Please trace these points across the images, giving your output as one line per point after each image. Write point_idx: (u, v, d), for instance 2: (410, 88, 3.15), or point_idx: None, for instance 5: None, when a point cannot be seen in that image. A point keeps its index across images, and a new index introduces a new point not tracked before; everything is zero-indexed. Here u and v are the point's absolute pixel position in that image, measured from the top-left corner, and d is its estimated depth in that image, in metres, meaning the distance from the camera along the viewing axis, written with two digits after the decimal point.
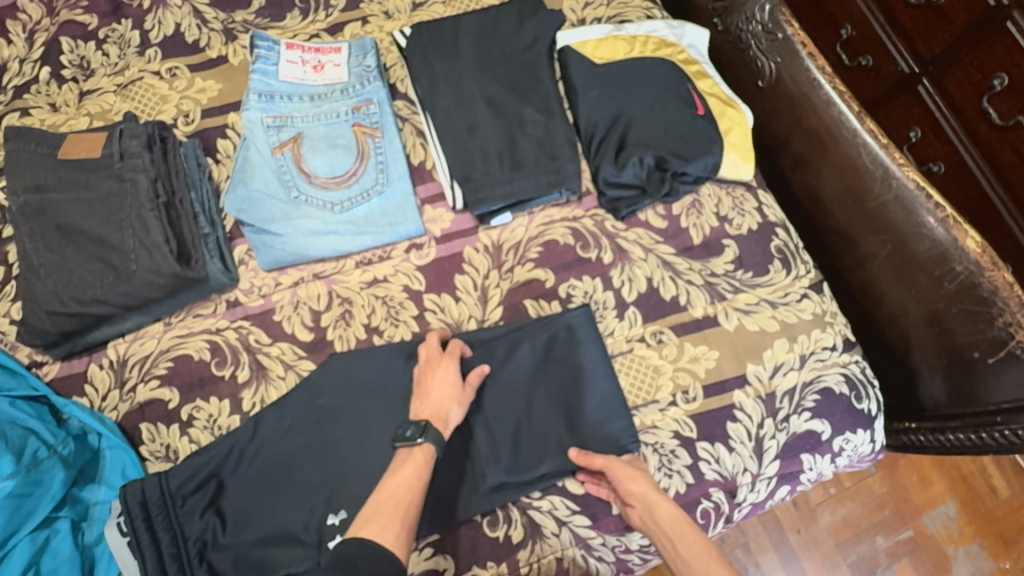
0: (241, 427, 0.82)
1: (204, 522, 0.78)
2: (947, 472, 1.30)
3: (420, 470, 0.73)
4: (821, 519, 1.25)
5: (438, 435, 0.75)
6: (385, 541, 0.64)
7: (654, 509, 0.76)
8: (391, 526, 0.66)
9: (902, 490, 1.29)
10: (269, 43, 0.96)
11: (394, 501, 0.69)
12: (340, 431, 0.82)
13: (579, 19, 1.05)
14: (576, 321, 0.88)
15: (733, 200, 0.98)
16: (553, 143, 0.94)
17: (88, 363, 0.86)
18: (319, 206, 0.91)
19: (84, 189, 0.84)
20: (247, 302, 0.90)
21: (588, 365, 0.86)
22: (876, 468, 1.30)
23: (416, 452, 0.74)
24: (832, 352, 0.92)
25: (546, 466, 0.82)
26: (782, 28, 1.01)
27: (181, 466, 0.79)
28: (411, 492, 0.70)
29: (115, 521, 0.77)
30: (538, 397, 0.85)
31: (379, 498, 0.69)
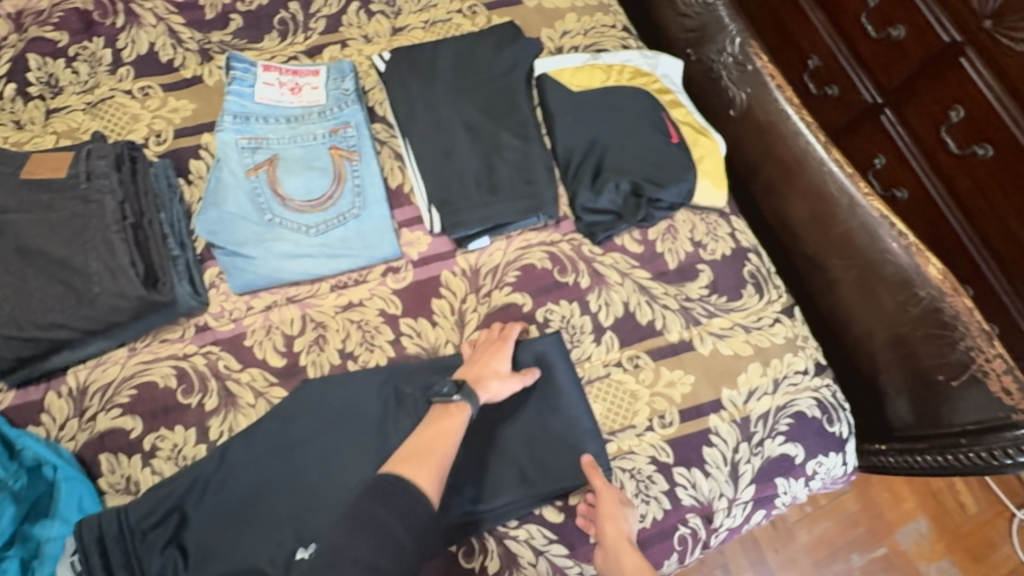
0: (207, 457, 0.79)
1: (164, 558, 0.74)
2: (918, 490, 1.33)
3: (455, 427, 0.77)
4: (797, 538, 1.26)
5: (472, 394, 0.79)
6: (421, 483, 0.69)
7: (621, 557, 0.75)
8: (427, 470, 0.70)
9: (875, 507, 1.31)
10: (245, 64, 0.95)
11: (428, 450, 0.73)
12: (310, 460, 0.80)
13: (557, 47, 1.07)
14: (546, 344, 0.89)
15: (707, 225, 0.99)
16: (530, 168, 0.95)
17: (45, 391, 0.83)
18: (293, 229, 0.90)
19: (47, 210, 0.81)
20: (217, 326, 0.88)
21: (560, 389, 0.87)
22: (850, 486, 1.32)
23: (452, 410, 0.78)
24: (804, 375, 0.93)
25: (511, 495, 0.81)
26: (751, 61, 1.05)
27: (141, 499, 0.76)
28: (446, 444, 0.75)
29: (68, 559, 0.73)
30: (509, 422, 0.85)
31: (415, 446, 0.74)
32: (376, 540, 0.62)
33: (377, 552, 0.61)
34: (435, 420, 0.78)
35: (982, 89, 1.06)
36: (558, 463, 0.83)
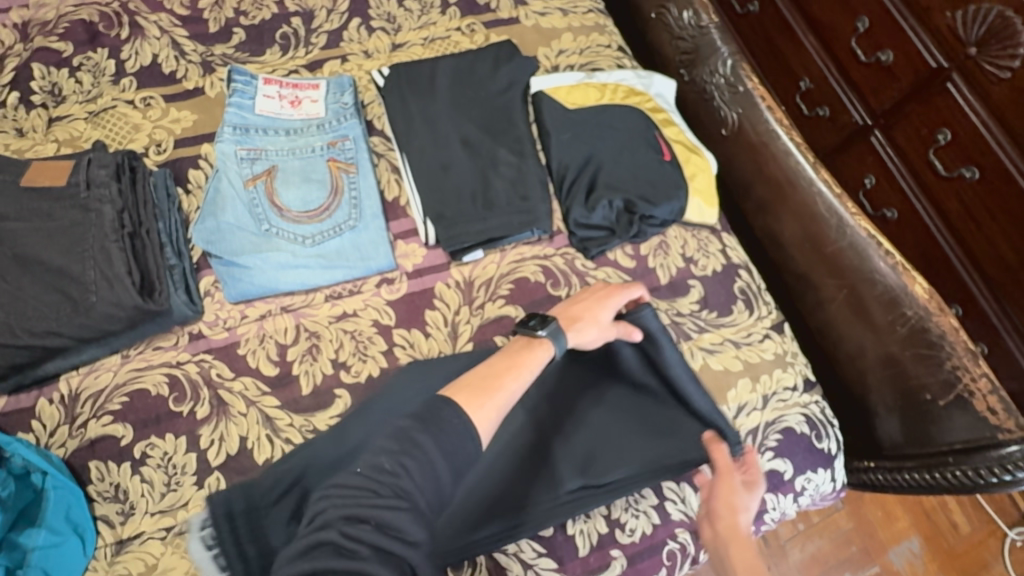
0: (324, 438, 0.81)
1: (289, 533, 0.75)
2: (910, 508, 1.33)
3: (535, 363, 0.77)
4: (791, 556, 1.26)
5: (557, 333, 0.81)
6: (473, 418, 0.64)
7: (727, 543, 0.75)
8: (481, 406, 0.66)
9: (868, 526, 1.31)
10: (245, 77, 0.97)
11: (497, 384, 0.70)
12: None
13: (553, 66, 1.09)
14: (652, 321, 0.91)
15: (698, 242, 1.00)
16: (526, 183, 0.96)
17: (36, 398, 0.83)
18: (290, 240, 0.91)
19: (46, 218, 0.81)
20: (211, 335, 0.88)
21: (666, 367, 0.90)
22: (843, 504, 1.32)
23: (537, 343, 0.79)
24: (793, 392, 0.94)
25: (621, 471, 0.83)
26: (743, 83, 1.08)
27: (265, 475, 0.78)
28: (515, 383, 0.72)
29: (198, 535, 0.76)
30: (625, 399, 0.88)
31: (484, 377, 0.71)
32: (420, 470, 0.57)
33: (418, 489, 0.57)
34: (520, 347, 0.78)
35: (967, 112, 1.09)
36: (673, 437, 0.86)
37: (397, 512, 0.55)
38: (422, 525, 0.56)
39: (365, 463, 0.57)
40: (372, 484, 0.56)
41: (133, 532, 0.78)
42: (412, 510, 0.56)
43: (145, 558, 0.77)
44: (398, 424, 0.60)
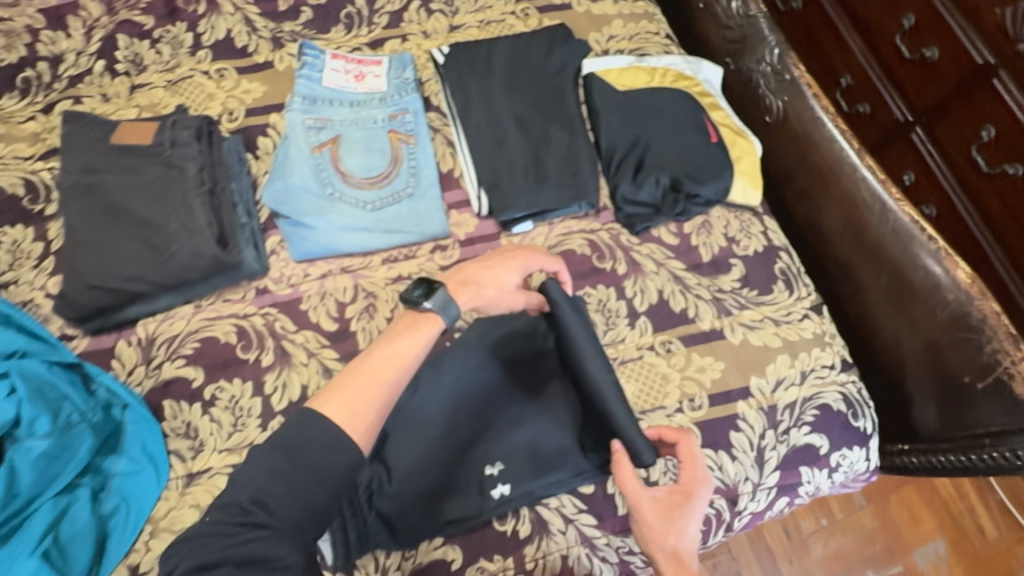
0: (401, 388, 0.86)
1: (371, 471, 0.82)
2: (937, 512, 1.34)
3: (418, 346, 0.74)
4: (812, 550, 1.28)
5: (443, 302, 0.76)
6: (348, 428, 0.65)
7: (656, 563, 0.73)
8: (358, 414, 0.67)
9: (893, 526, 1.32)
10: (315, 51, 1.03)
11: (375, 376, 0.70)
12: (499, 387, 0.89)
13: (603, 50, 1.13)
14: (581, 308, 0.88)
15: (741, 223, 1.03)
16: (576, 159, 1.00)
17: (116, 339, 0.89)
18: (352, 204, 0.96)
19: (132, 172, 0.88)
20: (276, 290, 0.94)
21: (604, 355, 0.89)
22: (867, 503, 1.33)
23: (421, 321, 0.75)
24: (830, 370, 0.96)
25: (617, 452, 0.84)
26: (790, 70, 1.10)
27: None
28: (395, 372, 0.71)
29: None
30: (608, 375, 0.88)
31: (360, 371, 0.70)
32: (285, 497, 0.60)
33: (290, 511, 0.60)
34: (404, 327, 0.75)
35: (1012, 109, 1.10)
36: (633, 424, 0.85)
37: (260, 542, 0.58)
38: (293, 547, 0.59)
39: (229, 498, 0.60)
40: (230, 520, 0.59)
41: (203, 466, 0.84)
42: (276, 534, 0.59)
43: (213, 490, 0.82)
44: (257, 456, 0.62)
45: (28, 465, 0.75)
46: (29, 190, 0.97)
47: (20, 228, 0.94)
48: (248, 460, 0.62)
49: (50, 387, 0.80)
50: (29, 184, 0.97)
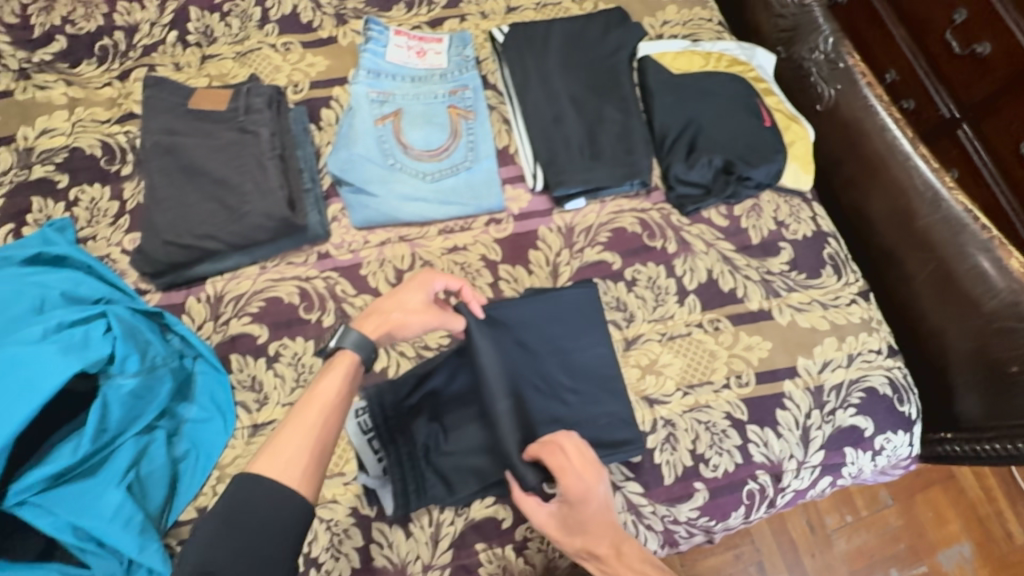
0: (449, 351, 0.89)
1: (430, 429, 0.86)
2: (963, 513, 1.33)
3: (340, 384, 0.71)
4: (836, 545, 1.28)
5: (356, 340, 0.75)
6: (289, 479, 0.62)
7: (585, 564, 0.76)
8: (296, 461, 0.63)
9: (917, 525, 1.31)
10: (380, 27, 1.06)
11: (303, 422, 0.67)
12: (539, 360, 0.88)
13: (658, 35, 1.15)
14: (492, 322, 0.86)
15: (790, 208, 1.04)
16: (630, 138, 1.02)
17: (186, 296, 0.92)
18: (412, 174, 0.99)
19: (208, 136, 0.92)
20: (338, 255, 0.97)
21: (520, 369, 0.86)
22: (893, 501, 1.32)
23: (335, 360, 0.73)
24: (877, 354, 0.97)
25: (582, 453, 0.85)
26: (844, 59, 1.11)
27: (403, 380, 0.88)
28: (327, 411, 0.69)
29: (355, 420, 0.86)
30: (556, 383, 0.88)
31: (290, 421, 0.67)
32: (238, 559, 0.57)
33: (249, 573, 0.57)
34: (323, 370, 0.73)
35: None
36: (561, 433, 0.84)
37: None
38: None
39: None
40: None
41: (267, 418, 0.87)
42: None
43: None
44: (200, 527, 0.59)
45: (118, 402, 0.75)
46: (105, 152, 1.01)
47: (98, 187, 0.99)
48: (192, 535, 0.59)
49: (139, 329, 0.79)
50: (105, 146, 1.02)
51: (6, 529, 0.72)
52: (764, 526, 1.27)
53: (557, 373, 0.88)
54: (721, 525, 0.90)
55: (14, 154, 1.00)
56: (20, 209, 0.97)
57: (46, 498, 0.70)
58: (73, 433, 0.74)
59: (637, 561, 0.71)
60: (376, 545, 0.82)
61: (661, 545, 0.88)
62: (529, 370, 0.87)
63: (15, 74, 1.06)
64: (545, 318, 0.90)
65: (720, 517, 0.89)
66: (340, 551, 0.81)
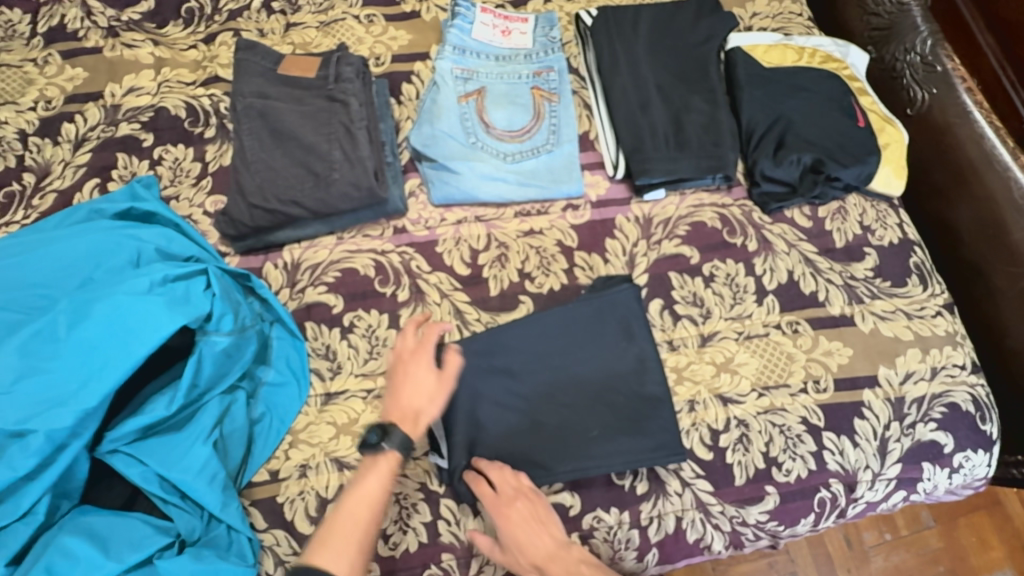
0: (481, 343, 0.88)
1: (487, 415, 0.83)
2: (1009, 541, 1.23)
3: (384, 484, 0.71)
4: (873, 563, 1.20)
5: (401, 439, 0.73)
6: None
7: None
8: (345, 559, 0.64)
9: (958, 549, 1.22)
10: (468, 3, 1.05)
11: (352, 522, 0.67)
12: (553, 363, 0.85)
13: (747, 27, 1.12)
14: (465, 348, 0.85)
15: (877, 212, 1.01)
16: (717, 131, 1.00)
17: (264, 261, 0.92)
18: (493, 154, 0.98)
19: (299, 103, 0.94)
20: (414, 231, 0.96)
21: (495, 392, 0.84)
22: (935, 522, 1.23)
23: (379, 460, 0.72)
24: (961, 370, 0.93)
25: (573, 466, 0.81)
26: (942, 62, 1.07)
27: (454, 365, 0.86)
28: (374, 510, 0.68)
29: None
30: (543, 400, 0.84)
31: (336, 519, 0.67)
32: None
33: None
34: (364, 468, 0.72)
35: None
36: (543, 453, 0.81)
37: None
38: None
39: None
40: None
41: (340, 387, 0.86)
42: None
43: (348, 412, 0.85)
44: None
45: (210, 359, 0.76)
46: (190, 114, 1.02)
47: (182, 148, 0.99)
48: None
49: (232, 290, 0.80)
50: (189, 107, 1.02)
51: (100, 474, 0.74)
52: (801, 543, 1.20)
53: (542, 390, 0.84)
54: (789, 530, 0.87)
55: (101, 110, 1.01)
56: (106, 164, 0.98)
57: (138, 449, 0.71)
58: (165, 386, 0.75)
59: (575, 564, 0.73)
60: (444, 521, 0.81)
61: (726, 547, 0.85)
62: (508, 391, 0.84)
63: (105, 32, 1.07)
64: (530, 336, 0.86)
65: (789, 523, 0.86)
66: (408, 525, 0.81)
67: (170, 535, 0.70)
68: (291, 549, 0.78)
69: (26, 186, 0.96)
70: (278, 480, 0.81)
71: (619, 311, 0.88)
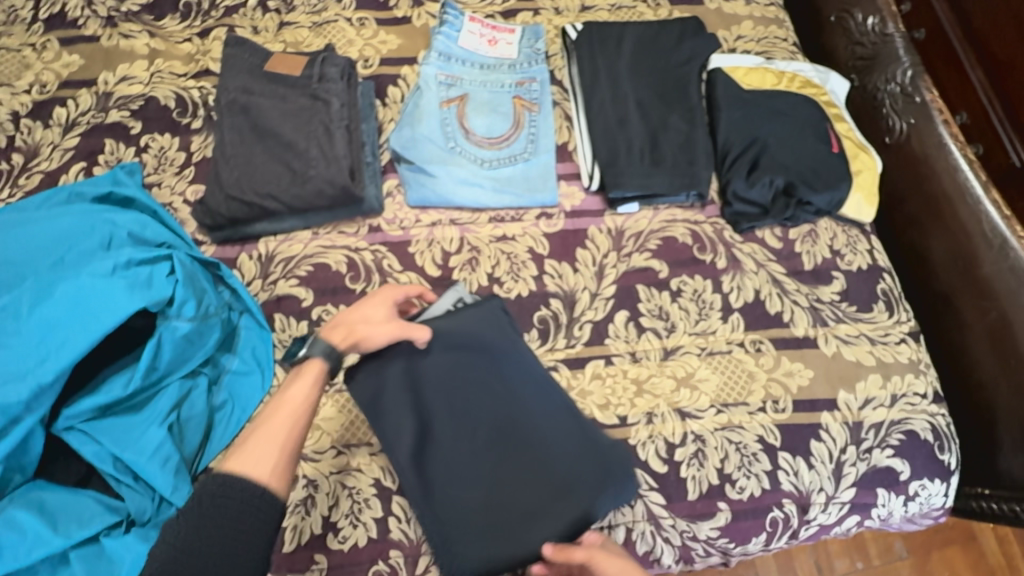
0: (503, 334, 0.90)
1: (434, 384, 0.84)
2: None
3: (309, 391, 0.70)
4: None
5: (328, 350, 0.73)
6: (261, 472, 0.62)
7: None
8: (269, 456, 0.64)
9: None
10: (456, 12, 1.07)
11: (274, 428, 0.66)
12: (521, 428, 0.83)
13: (731, 48, 1.14)
14: (488, 334, 0.87)
15: (848, 237, 1.02)
16: (693, 148, 1.01)
17: (239, 252, 0.94)
18: (470, 160, 1.00)
19: (283, 99, 0.97)
20: (388, 231, 0.98)
21: (465, 377, 0.85)
22: (907, 553, 1.22)
23: (303, 368, 0.71)
24: (922, 399, 0.94)
25: (411, 487, 0.80)
26: (921, 93, 1.08)
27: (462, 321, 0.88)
28: (296, 420, 0.68)
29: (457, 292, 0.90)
30: (477, 427, 0.83)
31: (260, 424, 0.66)
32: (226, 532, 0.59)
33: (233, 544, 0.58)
34: (290, 379, 0.71)
35: None
36: (425, 446, 0.82)
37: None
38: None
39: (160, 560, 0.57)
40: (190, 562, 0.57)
41: None
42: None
43: None
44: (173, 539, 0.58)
45: (170, 343, 0.77)
46: (179, 105, 1.04)
47: (168, 137, 1.02)
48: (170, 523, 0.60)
49: (198, 277, 0.82)
50: (179, 99, 1.04)
51: (54, 453, 0.76)
52: (768, 558, 1.19)
53: (487, 434, 0.83)
54: (739, 548, 0.88)
55: (93, 96, 1.04)
56: (93, 149, 1.00)
57: (93, 428, 0.73)
58: (125, 368, 0.77)
59: None
60: (394, 519, 0.82)
61: (676, 561, 0.86)
62: (476, 389, 0.85)
63: (104, 21, 1.10)
64: (536, 396, 0.85)
65: (739, 540, 0.86)
66: (358, 519, 0.81)
67: (120, 515, 0.72)
68: None
69: (14, 167, 0.98)
70: None
71: (604, 494, 0.80)
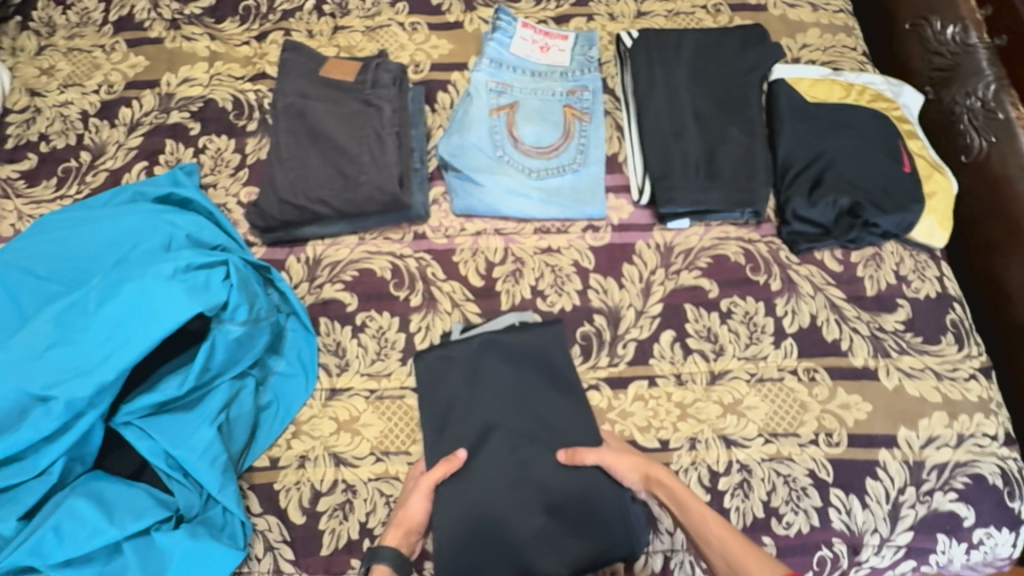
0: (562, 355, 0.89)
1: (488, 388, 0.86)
2: None
3: None
4: None
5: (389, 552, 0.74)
6: None
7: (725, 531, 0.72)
8: None
9: None
10: (509, 18, 1.06)
11: None
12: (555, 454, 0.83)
13: (795, 58, 1.08)
14: (549, 355, 0.88)
15: (915, 263, 0.96)
16: (751, 163, 0.97)
17: (288, 255, 0.96)
18: (519, 169, 0.98)
19: (336, 104, 0.97)
20: (433, 238, 0.98)
21: (517, 390, 0.86)
22: None
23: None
24: (991, 441, 0.87)
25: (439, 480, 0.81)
26: (1005, 109, 0.99)
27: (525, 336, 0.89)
28: None
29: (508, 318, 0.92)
30: (514, 440, 0.83)
31: None
32: None
33: None
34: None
35: None
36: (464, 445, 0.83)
37: None
38: None
39: None
40: None
41: (345, 384, 0.89)
42: None
43: (350, 409, 0.87)
44: None
45: (222, 345, 0.79)
46: (236, 107, 1.06)
47: (224, 139, 1.04)
48: None
49: (251, 281, 0.83)
50: (236, 101, 1.07)
51: (111, 445, 0.79)
52: None
53: (521, 452, 0.82)
54: None
55: (156, 97, 1.07)
56: (154, 148, 1.04)
57: (148, 424, 0.76)
58: (180, 366, 0.79)
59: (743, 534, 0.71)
60: None
61: None
62: (523, 404, 0.86)
63: (168, 23, 1.14)
64: (576, 432, 0.84)
65: None
66: None
67: (169, 509, 0.74)
68: (281, 536, 0.81)
69: (82, 164, 1.03)
70: (278, 467, 0.84)
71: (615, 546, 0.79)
